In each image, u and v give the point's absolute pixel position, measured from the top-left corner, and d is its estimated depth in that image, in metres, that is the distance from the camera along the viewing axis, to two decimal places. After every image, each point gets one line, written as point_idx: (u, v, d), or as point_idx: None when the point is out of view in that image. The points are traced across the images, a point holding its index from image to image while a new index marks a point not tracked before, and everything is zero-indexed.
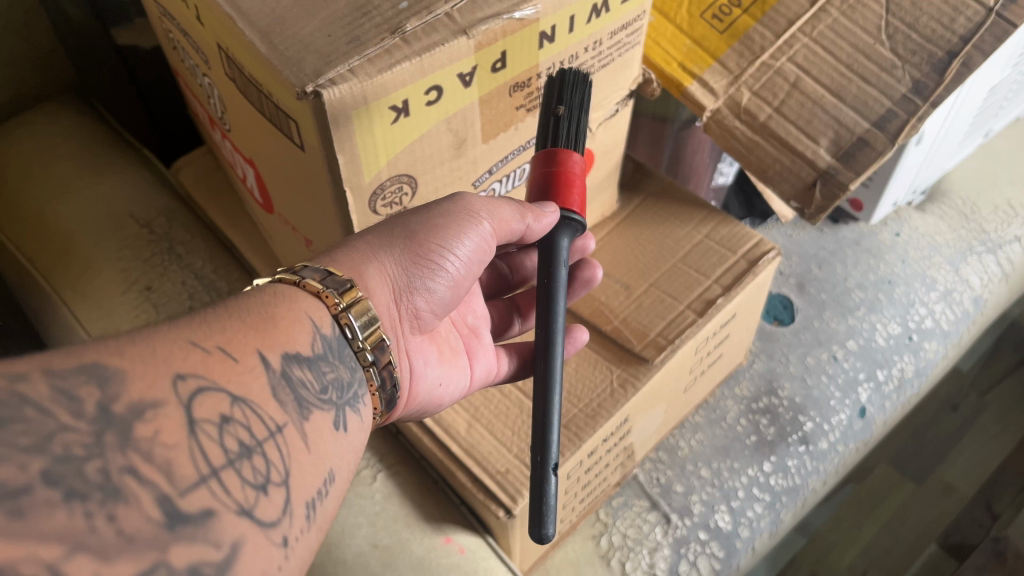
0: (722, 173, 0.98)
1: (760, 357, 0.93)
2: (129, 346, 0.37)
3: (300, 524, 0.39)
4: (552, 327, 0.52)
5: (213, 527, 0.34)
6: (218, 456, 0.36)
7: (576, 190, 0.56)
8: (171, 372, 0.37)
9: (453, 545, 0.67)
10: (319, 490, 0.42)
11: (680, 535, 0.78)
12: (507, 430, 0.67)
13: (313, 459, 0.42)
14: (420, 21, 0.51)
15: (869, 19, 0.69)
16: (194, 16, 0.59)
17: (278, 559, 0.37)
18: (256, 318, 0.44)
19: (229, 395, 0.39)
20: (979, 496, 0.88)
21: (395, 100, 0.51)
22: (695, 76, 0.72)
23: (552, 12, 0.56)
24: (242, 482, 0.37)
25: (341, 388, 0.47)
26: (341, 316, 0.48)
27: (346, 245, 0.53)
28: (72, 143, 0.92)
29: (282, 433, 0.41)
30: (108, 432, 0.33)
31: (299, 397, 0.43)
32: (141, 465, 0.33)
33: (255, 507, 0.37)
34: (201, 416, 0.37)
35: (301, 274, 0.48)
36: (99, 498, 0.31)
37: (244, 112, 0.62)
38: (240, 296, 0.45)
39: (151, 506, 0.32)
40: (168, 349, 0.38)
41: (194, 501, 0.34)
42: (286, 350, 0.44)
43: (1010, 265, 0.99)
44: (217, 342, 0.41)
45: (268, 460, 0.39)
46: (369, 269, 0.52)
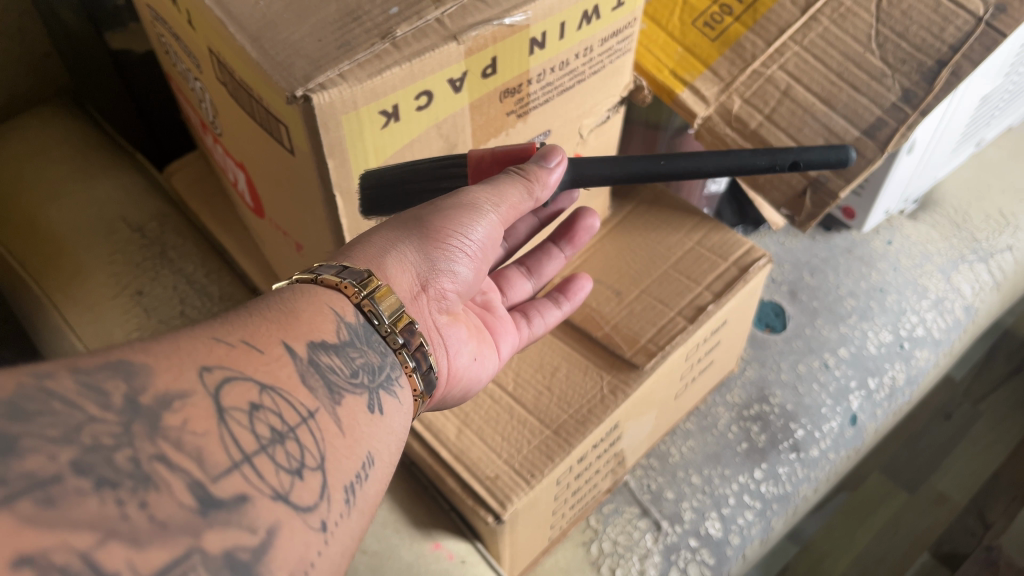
0: (715, 180, 0.98)
1: (752, 364, 0.93)
2: (154, 345, 0.37)
3: (338, 508, 0.39)
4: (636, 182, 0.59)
5: (247, 512, 0.34)
6: (249, 442, 0.36)
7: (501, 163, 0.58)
8: (197, 363, 0.37)
9: (441, 551, 0.67)
10: (357, 474, 0.41)
11: (670, 542, 0.78)
12: (497, 436, 0.67)
13: (348, 442, 0.41)
14: (410, 26, 0.52)
15: (859, 28, 0.69)
16: (185, 21, 0.59)
17: (317, 544, 0.36)
18: (278, 314, 0.44)
19: (258, 383, 0.39)
20: (971, 505, 0.88)
21: (385, 105, 0.52)
22: (686, 84, 0.72)
23: (542, 19, 0.56)
24: (277, 467, 0.36)
25: (372, 371, 0.46)
26: (365, 301, 0.48)
27: (363, 239, 0.53)
28: (64, 146, 0.92)
29: (313, 418, 0.40)
30: (137, 421, 0.33)
31: (328, 382, 0.43)
32: (170, 451, 0.33)
33: (290, 492, 0.36)
34: (230, 403, 0.37)
35: (317, 271, 0.49)
36: (130, 486, 0.31)
37: (234, 116, 0.62)
38: (262, 297, 0.46)
39: (183, 493, 0.32)
40: (192, 345, 0.39)
41: (228, 487, 0.34)
42: (312, 339, 0.44)
43: (1001, 273, 1.00)
44: (240, 336, 0.41)
45: (301, 445, 0.38)
46: (388, 259, 0.52)
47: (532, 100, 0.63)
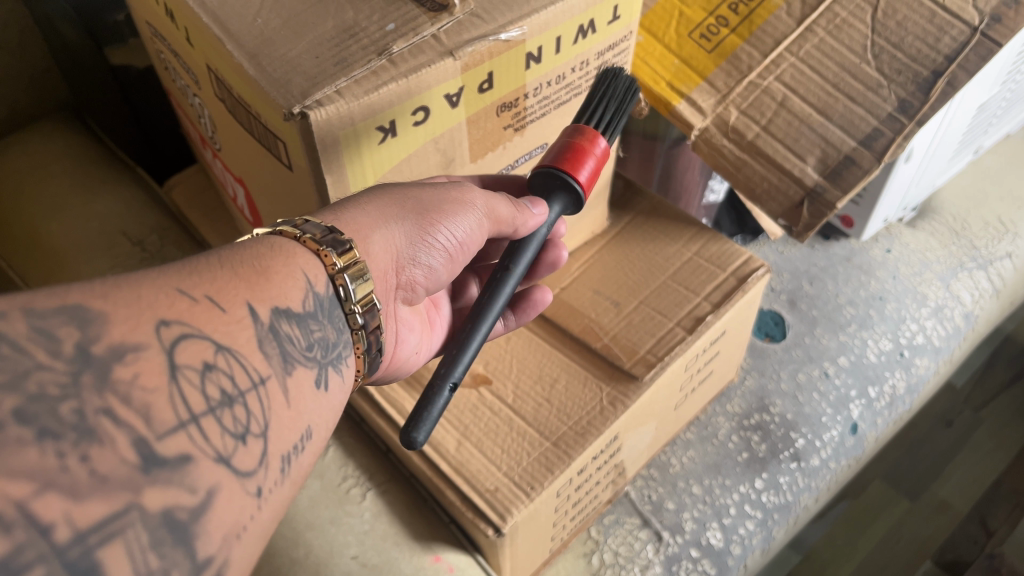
0: (713, 190, 0.98)
1: (752, 373, 0.93)
2: (114, 289, 0.36)
3: (274, 476, 0.39)
4: (474, 326, 0.54)
5: (190, 472, 0.33)
6: (198, 403, 0.35)
7: (586, 166, 0.57)
8: (156, 317, 0.36)
9: (441, 563, 0.66)
10: (295, 445, 0.41)
11: (671, 553, 0.78)
12: (496, 448, 0.67)
13: (292, 414, 0.41)
14: (407, 42, 0.52)
15: (854, 39, 0.70)
16: (184, 38, 0.59)
17: (250, 509, 0.36)
18: (247, 272, 0.43)
19: (214, 343, 0.38)
20: (973, 511, 0.87)
21: (382, 120, 0.52)
22: (683, 96, 0.72)
23: (539, 34, 0.57)
24: (223, 430, 0.36)
25: (326, 347, 0.46)
26: (337, 275, 0.48)
27: (352, 204, 0.51)
28: (65, 163, 0.94)
29: (264, 386, 0.40)
30: (86, 371, 0.32)
31: (284, 352, 0.42)
32: (118, 407, 0.32)
33: (233, 455, 0.36)
34: (183, 361, 0.36)
35: (301, 229, 0.48)
36: (73, 438, 0.30)
37: (233, 133, 0.62)
38: (232, 248, 0.44)
39: (126, 448, 0.32)
40: (154, 295, 0.37)
41: (171, 446, 0.33)
42: (276, 305, 0.43)
43: (1001, 281, 1.00)
44: (205, 291, 0.40)
45: (248, 410, 0.38)
46: (374, 235, 0.51)
47: (528, 114, 0.63)
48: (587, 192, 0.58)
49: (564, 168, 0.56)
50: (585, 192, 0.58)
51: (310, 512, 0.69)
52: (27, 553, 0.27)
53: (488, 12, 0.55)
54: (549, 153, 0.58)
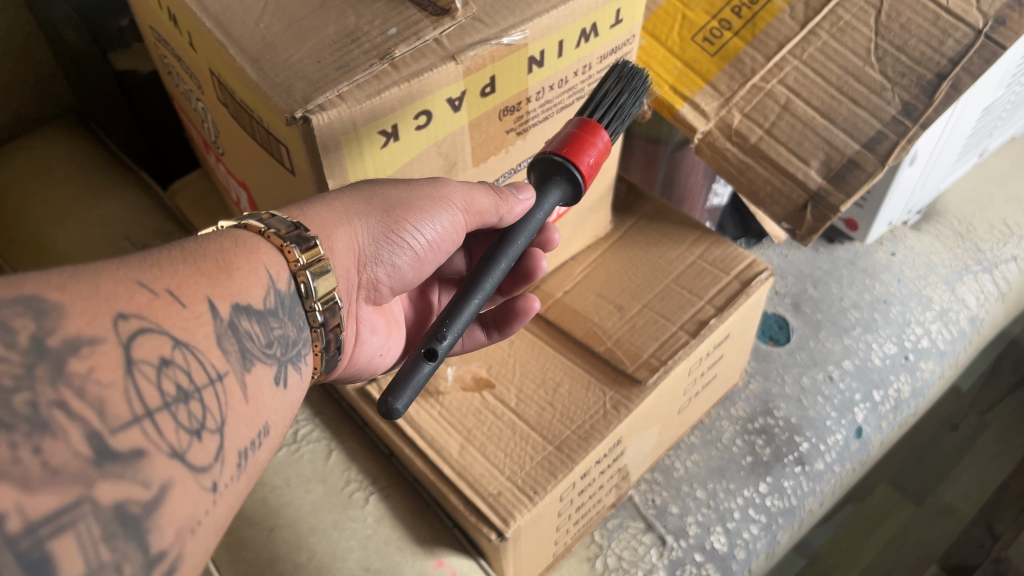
0: (716, 194, 0.98)
1: (756, 377, 0.92)
2: (72, 280, 0.35)
3: (230, 471, 0.39)
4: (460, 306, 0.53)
5: (144, 466, 0.33)
6: (153, 398, 0.35)
7: (590, 155, 0.56)
8: (113, 310, 0.36)
9: (444, 568, 0.66)
10: (252, 441, 0.41)
11: (676, 557, 0.77)
12: (500, 452, 0.67)
13: (250, 410, 0.42)
14: (409, 46, 0.52)
15: (858, 42, 0.69)
16: (186, 42, 0.60)
17: (205, 503, 0.36)
18: (208, 267, 0.43)
19: (172, 338, 0.38)
20: (980, 516, 0.87)
21: (384, 125, 0.52)
22: (686, 99, 0.72)
23: (541, 37, 0.57)
24: (177, 426, 0.36)
25: (286, 344, 0.47)
26: (299, 272, 0.48)
27: (319, 201, 0.52)
28: (70, 167, 0.95)
29: (221, 381, 0.40)
30: (41, 364, 0.32)
31: (244, 348, 0.43)
32: (72, 399, 0.32)
33: (187, 451, 0.36)
34: (140, 356, 0.35)
35: (266, 224, 0.48)
36: (25, 430, 0.30)
37: (236, 137, 0.62)
38: (194, 241, 0.44)
39: (79, 441, 0.31)
40: (112, 288, 0.37)
41: (126, 440, 0.33)
42: (237, 301, 0.43)
43: (1006, 284, 0.99)
44: (166, 285, 0.39)
45: (204, 406, 0.38)
46: (337, 230, 0.52)
47: (531, 117, 0.63)
48: (588, 183, 0.57)
49: (568, 154, 0.56)
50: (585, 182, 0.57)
51: (312, 517, 0.68)
52: None
53: (490, 16, 0.55)
54: (553, 141, 0.58)
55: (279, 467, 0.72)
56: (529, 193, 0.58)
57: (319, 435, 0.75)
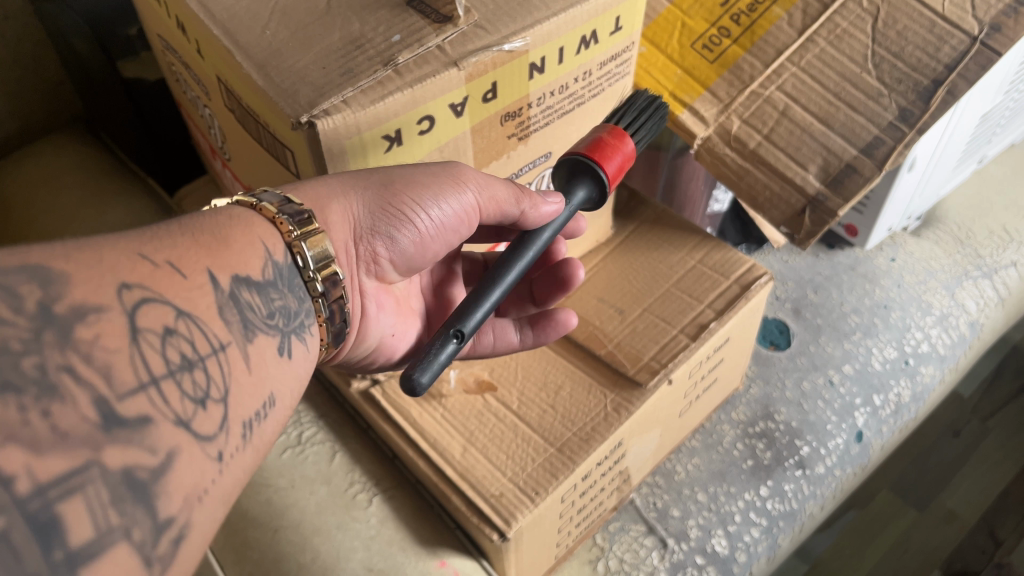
0: (717, 200, 0.99)
1: (757, 381, 0.93)
2: (76, 252, 0.36)
3: (235, 441, 0.40)
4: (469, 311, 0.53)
5: (150, 433, 0.34)
6: (158, 365, 0.36)
7: (614, 160, 0.58)
8: (117, 279, 0.37)
9: (446, 568, 0.67)
10: (256, 411, 0.43)
11: (677, 560, 0.77)
12: (501, 454, 0.67)
13: (253, 378, 0.43)
14: (412, 53, 0.53)
15: (855, 48, 0.70)
16: (194, 50, 0.61)
17: (211, 473, 0.37)
18: (206, 239, 0.44)
19: (175, 308, 0.39)
20: (982, 523, 0.87)
21: (388, 129, 0.53)
22: (686, 106, 0.73)
23: (541, 44, 0.57)
24: (182, 393, 0.37)
25: (287, 315, 0.48)
26: (293, 240, 0.49)
27: (317, 177, 0.53)
28: (80, 173, 0.97)
29: (224, 351, 0.41)
30: (47, 329, 0.33)
31: (245, 319, 0.44)
32: (79, 364, 0.33)
33: (192, 419, 0.37)
34: (144, 325, 0.36)
35: (258, 199, 0.50)
36: (35, 394, 0.31)
37: (243, 143, 0.63)
38: (191, 216, 0.46)
39: (87, 406, 0.32)
40: (115, 259, 0.38)
41: (132, 407, 0.34)
42: (236, 272, 0.44)
43: (1006, 290, 1.00)
44: (166, 257, 0.41)
45: (208, 375, 0.39)
46: (335, 206, 0.53)
47: (532, 123, 0.64)
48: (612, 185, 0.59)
49: (593, 156, 0.58)
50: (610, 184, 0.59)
51: (317, 518, 0.69)
52: None
53: (492, 24, 0.56)
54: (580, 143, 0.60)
55: (285, 468, 0.73)
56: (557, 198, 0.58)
57: (324, 436, 0.76)
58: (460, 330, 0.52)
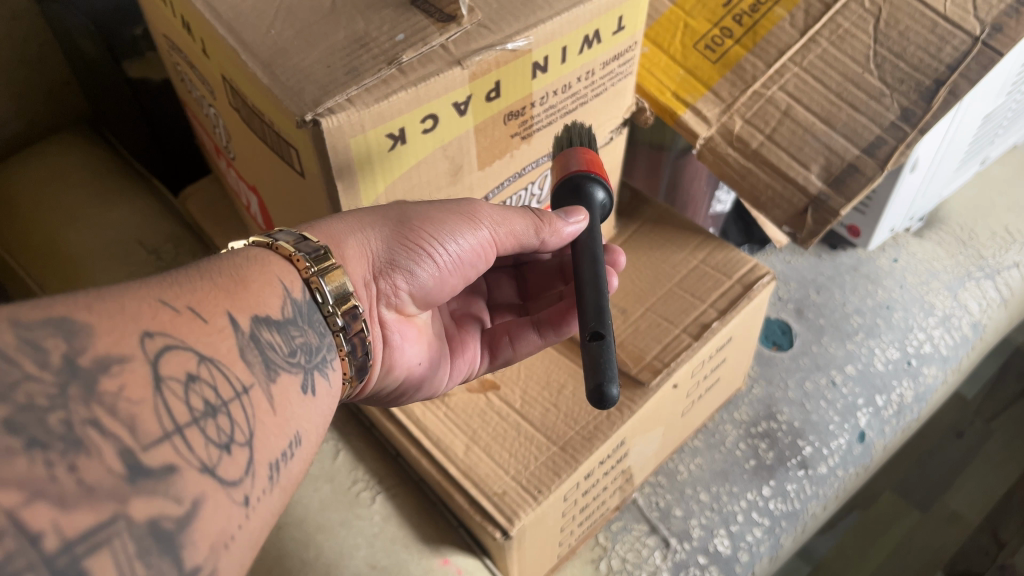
0: (719, 201, 1.00)
1: (759, 381, 0.93)
2: (98, 302, 0.37)
3: (262, 484, 0.40)
4: (599, 314, 0.52)
5: (175, 482, 0.34)
6: (182, 414, 0.36)
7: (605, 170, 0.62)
8: (139, 328, 0.37)
9: (450, 566, 0.67)
10: (283, 451, 0.42)
11: (679, 559, 0.78)
12: (504, 452, 0.68)
13: (278, 420, 0.42)
14: (416, 52, 0.53)
15: (858, 49, 0.71)
16: (200, 50, 0.61)
17: (237, 518, 0.37)
18: (227, 282, 0.45)
19: (197, 353, 0.39)
20: (985, 523, 0.87)
21: (392, 128, 0.53)
22: (688, 105, 0.73)
23: (544, 43, 0.58)
24: (207, 440, 0.37)
25: (309, 352, 0.48)
26: (311, 276, 0.49)
27: (333, 217, 0.54)
28: (83, 173, 0.97)
29: (247, 394, 0.41)
30: (73, 383, 0.33)
31: (266, 359, 0.44)
32: (104, 417, 0.33)
33: (217, 465, 0.37)
34: (167, 372, 0.37)
35: (274, 238, 0.50)
36: (60, 449, 0.31)
37: (247, 141, 0.64)
38: (211, 260, 0.46)
39: (112, 459, 0.32)
40: (136, 307, 0.38)
41: (157, 457, 0.34)
42: (256, 313, 0.44)
43: (1009, 290, 1.00)
44: (187, 302, 0.41)
45: (232, 420, 0.39)
46: (351, 240, 0.54)
47: (535, 122, 0.64)
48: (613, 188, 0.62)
49: (593, 168, 0.60)
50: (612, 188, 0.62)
51: (320, 515, 0.69)
52: (17, 561, 0.28)
53: (495, 23, 0.56)
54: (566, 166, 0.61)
55: None
56: (579, 216, 0.58)
57: (327, 435, 0.76)
58: (599, 331, 0.51)
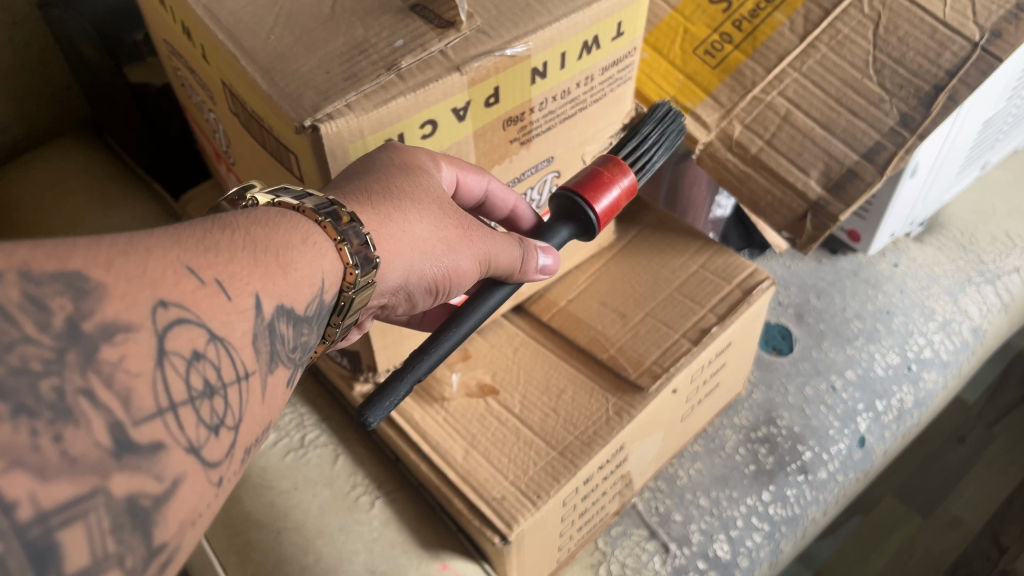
0: (719, 206, 1.00)
1: (759, 386, 0.93)
2: (121, 255, 0.34)
3: (235, 466, 0.38)
4: (431, 353, 0.55)
5: (161, 460, 0.32)
6: (179, 391, 0.34)
7: (606, 197, 0.60)
8: (155, 296, 0.34)
9: (448, 571, 0.67)
10: (257, 437, 0.41)
11: (678, 564, 0.77)
12: (504, 458, 0.68)
13: (264, 410, 0.41)
14: (415, 57, 0.53)
15: (857, 55, 0.70)
16: (200, 55, 0.61)
17: (209, 498, 0.35)
18: (268, 258, 0.41)
19: (208, 332, 0.36)
20: (986, 528, 0.87)
21: (391, 134, 0.54)
22: (689, 110, 0.74)
23: (543, 49, 0.58)
24: (198, 421, 0.35)
25: (304, 351, 0.46)
26: (350, 290, 0.47)
27: (386, 226, 0.49)
28: (83, 178, 0.97)
29: (247, 380, 0.39)
30: (71, 350, 0.31)
31: (273, 350, 0.41)
32: (99, 389, 0.31)
33: (203, 446, 0.35)
34: (172, 347, 0.34)
35: (342, 232, 0.46)
36: (48, 418, 0.29)
37: (247, 146, 0.64)
38: (263, 223, 0.43)
39: (101, 432, 0.30)
40: (160, 272, 0.35)
41: (146, 433, 0.32)
42: (284, 303, 0.41)
43: (1009, 296, 0.99)
44: (216, 275, 0.38)
45: (227, 404, 0.37)
46: (399, 263, 0.50)
47: (534, 128, 0.64)
48: (602, 224, 0.61)
49: (588, 193, 0.60)
50: (599, 223, 0.61)
51: (319, 520, 0.69)
52: None
53: (494, 29, 0.56)
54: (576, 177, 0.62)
55: (289, 470, 0.73)
56: (551, 259, 0.59)
57: (327, 440, 0.76)
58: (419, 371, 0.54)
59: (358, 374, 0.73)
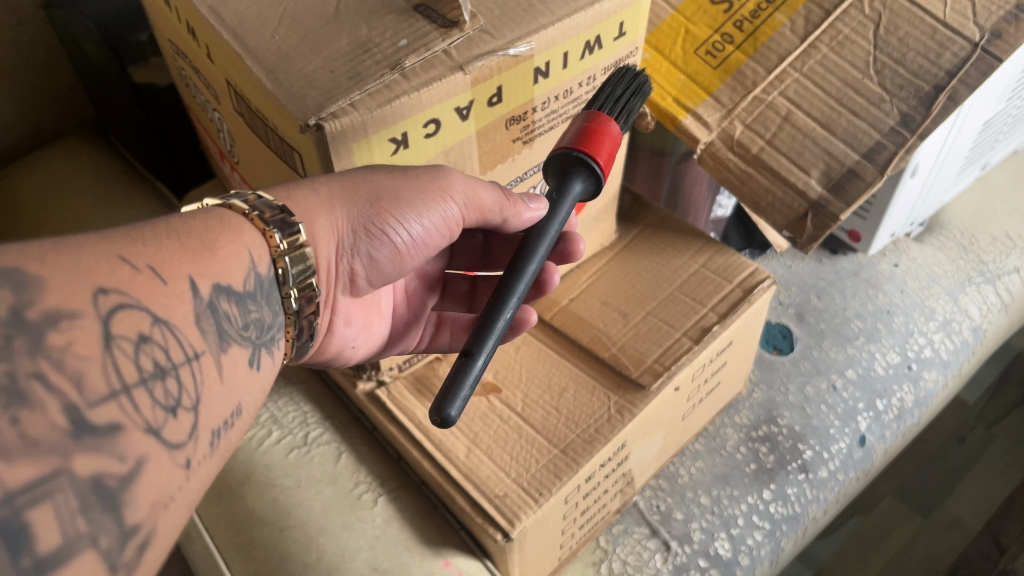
0: (721, 206, 1.00)
1: (760, 385, 0.93)
2: (52, 254, 0.36)
3: (204, 449, 0.40)
4: (487, 329, 0.48)
5: (120, 441, 0.34)
6: (131, 373, 0.36)
7: (604, 147, 0.56)
8: (92, 285, 0.36)
9: (450, 568, 0.67)
10: (224, 420, 0.42)
11: (680, 562, 0.78)
12: (505, 456, 0.68)
13: (225, 389, 0.43)
14: (419, 57, 0.54)
15: (858, 55, 0.71)
16: (205, 54, 0.62)
17: (178, 481, 0.37)
18: (194, 245, 0.44)
19: (152, 315, 0.38)
20: (986, 529, 0.88)
21: (395, 132, 0.54)
22: (689, 110, 0.74)
23: (547, 49, 0.58)
24: (153, 402, 0.37)
25: (262, 328, 0.47)
26: (281, 258, 0.48)
27: (302, 187, 0.53)
28: (88, 178, 0.98)
29: (198, 360, 0.41)
30: (18, 336, 0.32)
31: (221, 329, 0.43)
32: (50, 372, 0.33)
33: (162, 428, 0.37)
34: (119, 332, 0.36)
35: (252, 206, 0.49)
36: (4, 401, 0.31)
37: (250, 144, 0.64)
38: (183, 218, 0.45)
39: (57, 413, 0.32)
40: (92, 262, 0.37)
41: (103, 414, 0.34)
42: (219, 282, 0.44)
43: (1009, 296, 1.00)
44: (148, 262, 0.40)
45: (180, 384, 0.39)
46: (321, 218, 0.53)
47: (537, 127, 0.65)
48: (605, 174, 0.56)
49: (585, 147, 0.55)
50: (604, 174, 0.56)
51: (322, 517, 0.69)
52: None
53: (496, 29, 0.57)
54: (565, 137, 0.57)
55: (292, 468, 0.73)
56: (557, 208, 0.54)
57: (330, 437, 0.77)
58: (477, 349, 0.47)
59: (361, 373, 0.74)
